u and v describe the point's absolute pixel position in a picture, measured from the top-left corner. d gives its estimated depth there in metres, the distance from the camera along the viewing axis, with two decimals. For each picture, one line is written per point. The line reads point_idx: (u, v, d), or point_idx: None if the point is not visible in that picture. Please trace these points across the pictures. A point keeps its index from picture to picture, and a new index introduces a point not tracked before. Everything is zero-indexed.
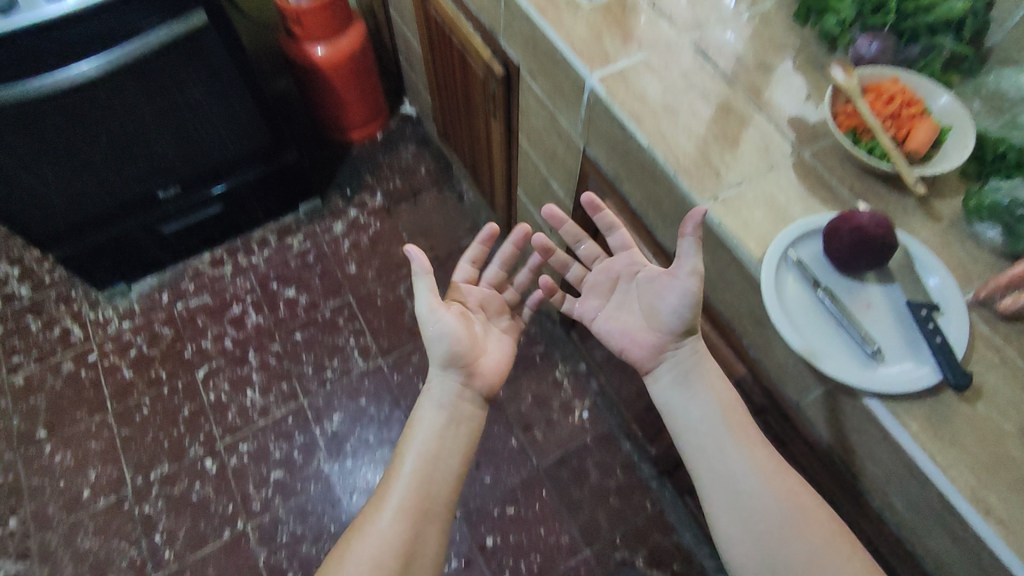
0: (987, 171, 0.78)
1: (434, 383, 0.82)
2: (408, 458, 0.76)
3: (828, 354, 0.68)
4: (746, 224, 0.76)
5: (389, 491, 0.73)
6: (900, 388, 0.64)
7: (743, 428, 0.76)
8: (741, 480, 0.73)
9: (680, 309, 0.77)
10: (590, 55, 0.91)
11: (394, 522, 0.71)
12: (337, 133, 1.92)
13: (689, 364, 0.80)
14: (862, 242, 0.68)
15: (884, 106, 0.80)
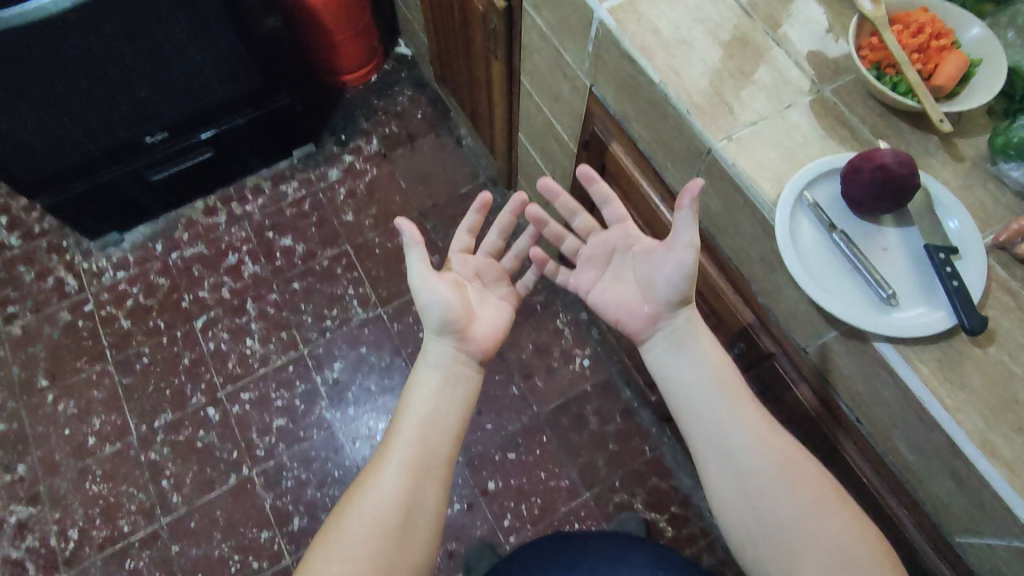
0: (1015, 108, 0.74)
1: (432, 343, 0.80)
2: (405, 417, 0.74)
3: (842, 300, 0.66)
4: (761, 165, 0.73)
5: (387, 451, 0.72)
6: (914, 332, 0.63)
7: (735, 386, 0.73)
8: (734, 438, 0.70)
9: (677, 279, 0.73)
10: None
11: (393, 480, 0.69)
12: (330, 76, 1.85)
13: (683, 324, 0.77)
14: (882, 183, 0.65)
15: (912, 38, 0.75)
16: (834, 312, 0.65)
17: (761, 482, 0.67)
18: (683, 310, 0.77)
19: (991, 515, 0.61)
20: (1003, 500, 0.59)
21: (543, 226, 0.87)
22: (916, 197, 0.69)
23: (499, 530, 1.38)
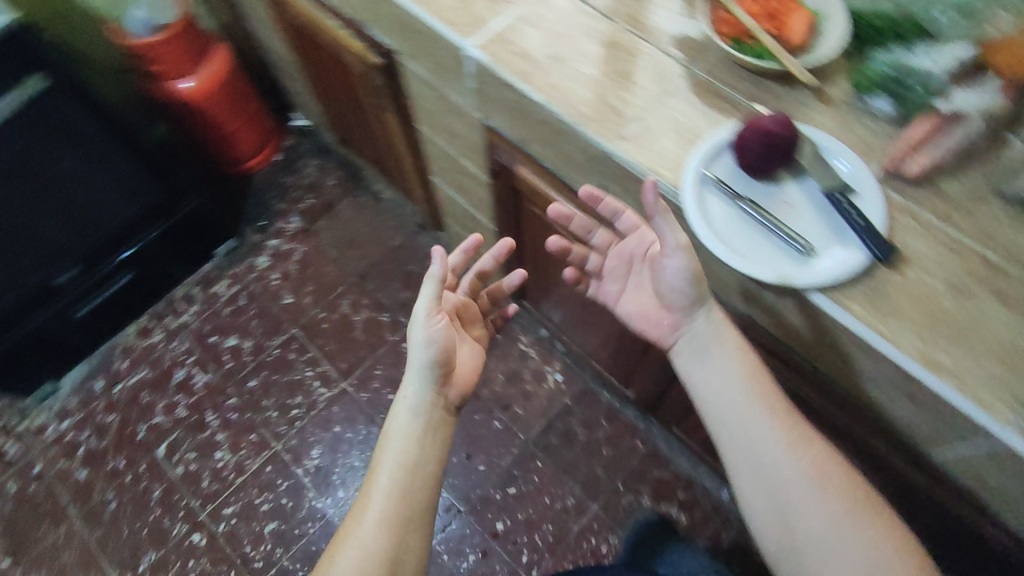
0: (868, 46, 0.79)
1: (409, 380, 0.79)
2: (382, 465, 0.74)
3: (765, 262, 0.69)
4: (658, 156, 0.76)
5: (368, 502, 0.72)
6: (836, 276, 0.66)
7: (761, 398, 0.74)
8: (760, 446, 0.72)
9: (682, 283, 0.74)
10: (462, 24, 0.87)
11: (372, 534, 0.69)
12: (234, 167, 1.82)
13: (705, 330, 0.77)
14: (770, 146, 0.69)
15: (758, 6, 0.80)
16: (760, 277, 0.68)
17: (787, 489, 0.70)
18: (698, 313, 0.77)
19: (952, 424, 0.64)
20: (957, 408, 0.62)
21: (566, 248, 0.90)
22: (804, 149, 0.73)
23: (520, 569, 1.35)
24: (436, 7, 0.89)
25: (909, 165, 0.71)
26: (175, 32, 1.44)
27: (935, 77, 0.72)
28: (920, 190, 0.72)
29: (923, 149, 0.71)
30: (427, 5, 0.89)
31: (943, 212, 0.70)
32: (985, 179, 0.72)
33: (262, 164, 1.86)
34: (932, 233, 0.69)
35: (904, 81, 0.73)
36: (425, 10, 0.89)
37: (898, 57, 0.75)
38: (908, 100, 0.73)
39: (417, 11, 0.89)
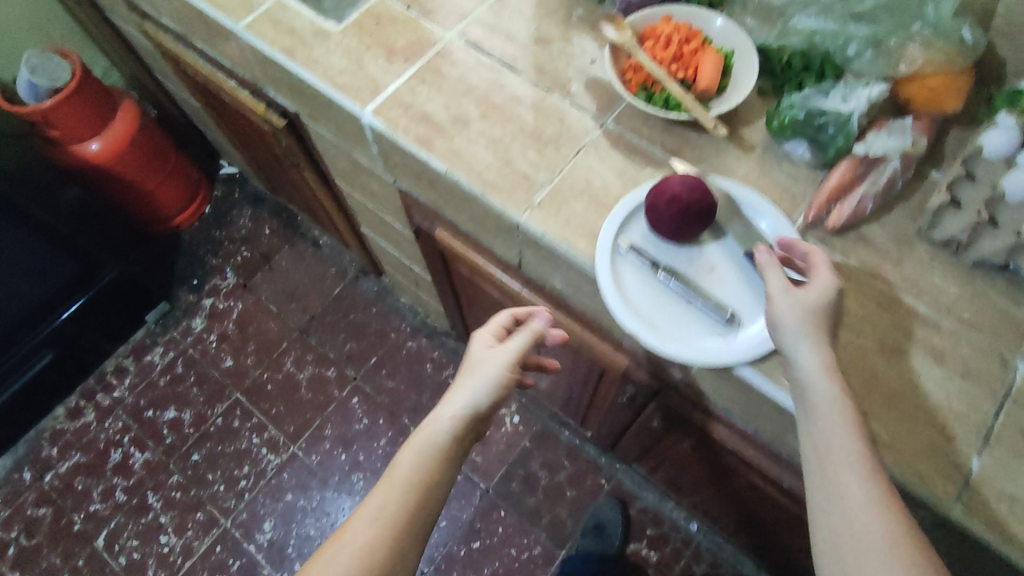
0: (781, 81, 0.75)
1: (464, 380, 0.67)
2: (410, 452, 0.62)
3: (688, 339, 0.66)
4: (570, 224, 0.71)
5: (384, 487, 0.59)
6: (760, 348, 0.63)
7: (857, 455, 0.53)
8: (856, 510, 0.51)
9: (794, 325, 0.58)
10: (356, 88, 0.81)
11: (372, 531, 0.56)
12: (159, 227, 1.72)
13: (805, 362, 0.57)
14: (680, 213, 0.66)
15: (664, 51, 0.75)
16: (683, 356, 0.64)
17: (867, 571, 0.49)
18: (799, 342, 0.58)
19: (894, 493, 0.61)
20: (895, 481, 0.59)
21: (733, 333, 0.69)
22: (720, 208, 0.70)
23: None
24: (328, 70, 0.83)
25: (831, 215, 0.67)
26: (74, 93, 1.34)
27: (850, 117, 0.68)
28: (844, 239, 0.68)
29: (845, 196, 0.67)
30: (317, 69, 0.83)
31: (868, 262, 0.67)
32: (910, 222, 0.68)
33: (191, 219, 1.77)
34: (859, 288, 0.66)
35: (819, 124, 0.68)
36: (316, 74, 0.83)
37: (812, 95, 0.70)
38: (825, 143, 0.69)
39: (307, 77, 0.83)
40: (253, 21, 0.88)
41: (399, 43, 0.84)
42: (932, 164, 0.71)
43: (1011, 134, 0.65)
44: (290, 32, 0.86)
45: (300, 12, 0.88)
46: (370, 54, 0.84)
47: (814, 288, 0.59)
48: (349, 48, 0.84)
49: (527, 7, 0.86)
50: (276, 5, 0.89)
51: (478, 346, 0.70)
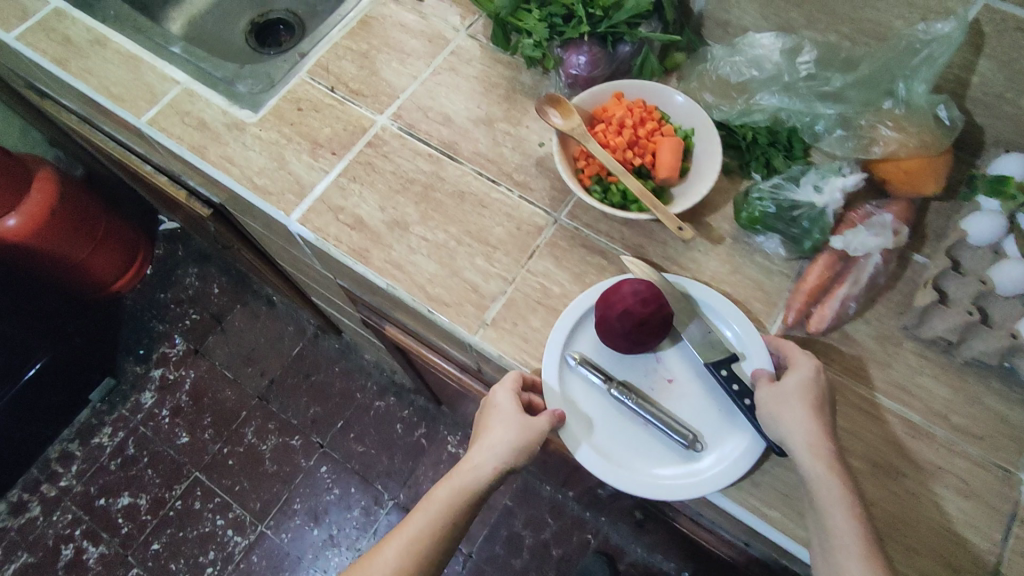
0: (748, 159, 0.69)
1: (494, 431, 0.58)
2: (442, 487, 0.57)
3: (648, 467, 0.59)
4: (528, 343, 0.64)
5: (415, 517, 0.56)
6: (726, 479, 0.57)
7: (858, 538, 0.49)
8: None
9: (781, 408, 0.54)
10: (279, 190, 0.72)
11: (393, 565, 0.54)
12: (95, 295, 1.58)
13: (792, 442, 0.53)
14: (632, 326, 0.59)
15: (618, 136, 0.68)
16: (643, 491, 0.58)
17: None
18: (785, 424, 0.54)
19: None
20: None
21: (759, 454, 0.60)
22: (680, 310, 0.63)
23: None
24: (246, 170, 0.74)
25: (814, 317, 0.62)
26: None
27: (824, 210, 0.63)
28: (827, 342, 0.63)
29: (825, 298, 0.62)
30: (234, 170, 0.74)
31: (855, 367, 0.61)
32: (895, 317, 0.63)
33: (132, 282, 1.64)
34: (849, 398, 0.60)
35: (793, 218, 0.63)
36: (233, 176, 0.74)
37: (780, 183, 0.65)
38: (799, 238, 0.64)
39: (224, 180, 0.74)
40: (157, 113, 0.78)
41: (325, 134, 0.75)
42: (916, 248, 0.65)
43: (996, 220, 0.60)
44: (200, 125, 0.77)
45: (211, 100, 0.78)
46: (292, 147, 0.75)
47: (796, 373, 0.56)
48: (268, 141, 0.75)
49: (465, 83, 0.79)
50: (183, 93, 0.79)
51: (504, 403, 0.59)
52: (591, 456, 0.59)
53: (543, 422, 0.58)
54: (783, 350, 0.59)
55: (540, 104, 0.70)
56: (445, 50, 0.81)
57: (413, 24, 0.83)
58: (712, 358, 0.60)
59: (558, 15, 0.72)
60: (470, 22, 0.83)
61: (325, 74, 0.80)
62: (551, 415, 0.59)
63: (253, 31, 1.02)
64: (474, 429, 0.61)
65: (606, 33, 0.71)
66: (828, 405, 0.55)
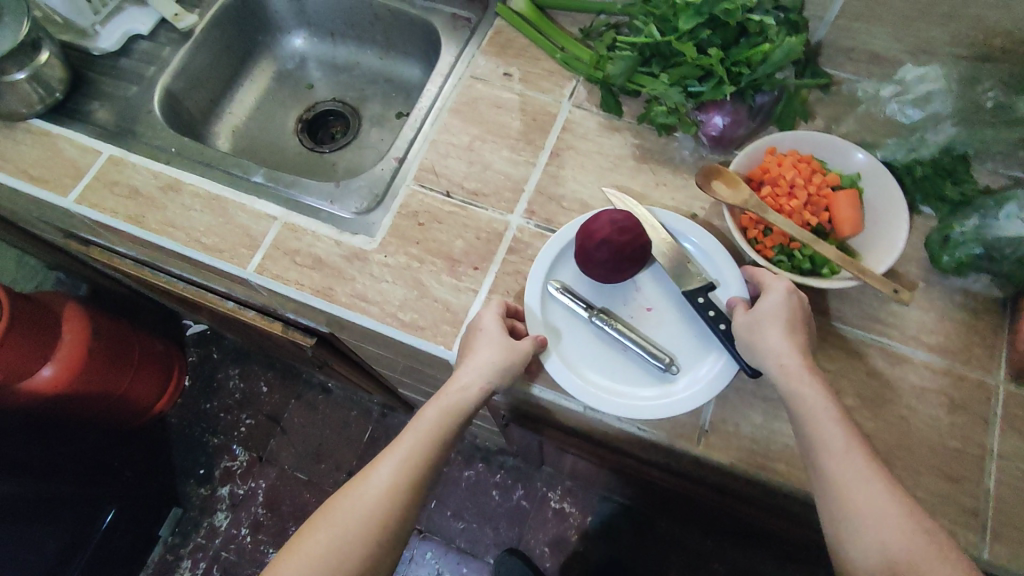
0: (914, 192, 0.66)
1: (481, 353, 0.59)
2: (432, 405, 0.57)
3: (623, 387, 0.62)
4: (758, 444, 0.60)
5: (407, 437, 0.57)
6: (700, 399, 0.60)
7: (841, 434, 0.51)
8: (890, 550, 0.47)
9: (761, 330, 0.56)
10: (432, 322, 0.65)
11: (388, 480, 0.55)
12: (137, 423, 1.45)
13: (768, 362, 0.55)
14: (613, 256, 0.60)
15: (791, 199, 0.64)
16: (617, 409, 0.60)
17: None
18: (758, 346, 0.56)
19: None
20: None
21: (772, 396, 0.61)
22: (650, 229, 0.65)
23: None
24: (386, 305, 0.66)
25: None
26: (12, 326, 1.08)
27: None
28: None
29: None
30: (373, 308, 0.66)
31: None
32: None
33: (172, 400, 1.51)
34: None
35: (1004, 257, 0.59)
36: (373, 314, 0.66)
37: (977, 224, 0.61)
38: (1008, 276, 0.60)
39: (364, 321, 0.66)
40: (263, 258, 0.70)
41: (459, 247, 0.69)
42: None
43: None
44: (317, 264, 0.69)
45: (318, 231, 0.70)
46: (427, 269, 0.68)
47: (771, 297, 0.57)
48: (399, 268, 0.68)
49: (589, 161, 0.73)
50: (284, 229, 0.71)
51: (493, 327, 0.60)
52: (568, 376, 0.61)
53: (528, 345, 0.60)
54: (758, 277, 0.61)
55: (700, 180, 0.66)
56: (555, 126, 0.75)
57: (511, 103, 0.77)
58: (691, 288, 0.63)
59: (689, 75, 0.67)
60: (569, 89, 0.77)
61: (435, 178, 0.73)
62: (532, 340, 0.60)
63: (303, 129, 0.94)
64: (459, 352, 0.62)
65: (747, 86, 0.66)
66: (804, 323, 0.56)
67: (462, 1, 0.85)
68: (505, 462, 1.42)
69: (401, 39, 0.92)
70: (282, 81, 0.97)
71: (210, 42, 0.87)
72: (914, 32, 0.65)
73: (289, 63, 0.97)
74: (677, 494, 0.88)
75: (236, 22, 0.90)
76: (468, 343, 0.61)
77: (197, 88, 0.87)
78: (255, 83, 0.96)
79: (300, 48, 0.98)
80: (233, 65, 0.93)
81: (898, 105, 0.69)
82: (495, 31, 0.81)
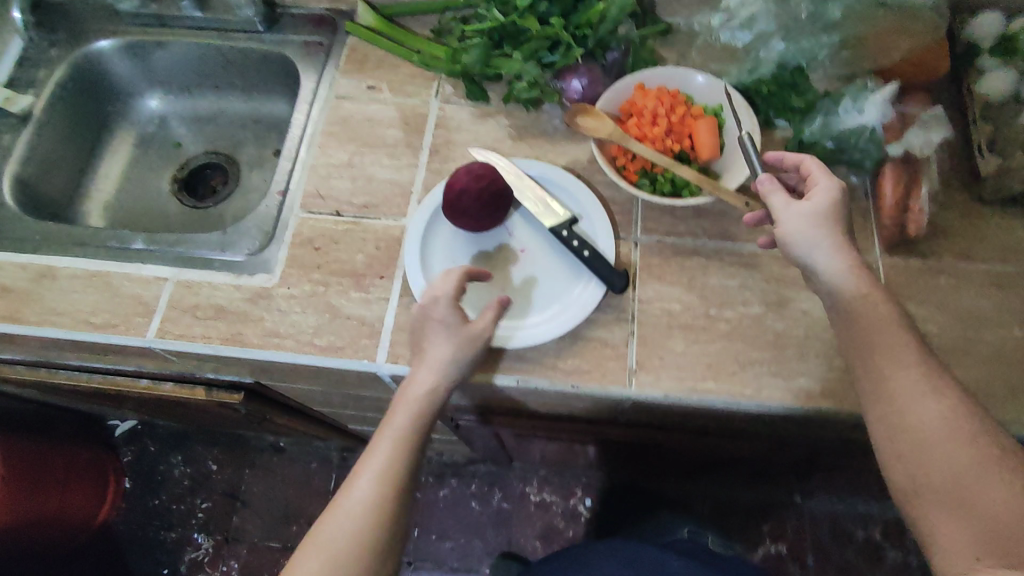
0: (768, 107, 0.71)
1: (437, 346, 0.59)
2: (400, 410, 0.58)
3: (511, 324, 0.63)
4: (684, 370, 0.61)
5: (379, 448, 0.57)
6: (577, 317, 0.62)
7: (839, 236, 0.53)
8: (1006, 539, 0.42)
9: (807, 232, 0.53)
10: (350, 341, 0.65)
11: (371, 490, 0.55)
12: (81, 537, 1.34)
13: (820, 256, 0.53)
14: (477, 204, 0.63)
15: (654, 126, 0.68)
16: (502, 339, 0.62)
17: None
18: (807, 245, 0.53)
19: None
20: None
21: (656, 320, 0.64)
22: (512, 176, 0.68)
23: None
24: (300, 336, 0.65)
25: (915, 217, 0.64)
26: None
27: (874, 127, 0.64)
28: (926, 240, 0.66)
29: (911, 202, 0.65)
30: (289, 341, 0.65)
31: (960, 251, 0.65)
32: (966, 193, 0.67)
33: (115, 504, 1.41)
34: (971, 279, 0.64)
35: (857, 143, 0.65)
36: (290, 347, 0.65)
37: (822, 121, 0.67)
38: (860, 162, 0.67)
39: (282, 357, 0.65)
40: (162, 321, 0.67)
41: (361, 262, 0.68)
42: (958, 126, 0.69)
43: (1007, 74, 0.67)
44: (220, 313, 0.67)
45: (215, 281, 0.69)
46: (335, 290, 0.67)
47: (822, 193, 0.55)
48: (306, 296, 0.67)
49: (467, 150, 0.74)
50: (178, 287, 0.68)
51: (443, 315, 0.60)
52: None
53: (490, 315, 0.61)
54: (807, 169, 0.58)
55: (570, 117, 0.70)
56: (429, 125, 0.76)
57: (381, 113, 0.77)
58: (553, 223, 0.66)
59: (541, 48, 0.70)
60: (434, 88, 0.78)
61: (322, 202, 0.72)
62: (490, 308, 0.62)
63: (180, 189, 0.92)
64: (413, 348, 0.61)
65: (596, 47, 0.70)
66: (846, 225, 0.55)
67: (311, 28, 0.85)
68: (477, 470, 1.41)
69: (260, 77, 0.90)
70: (148, 145, 0.94)
71: (55, 122, 0.83)
72: None
73: (148, 126, 0.94)
74: (638, 450, 0.90)
75: (79, 94, 0.87)
76: (420, 329, 0.60)
77: (53, 173, 0.83)
78: (117, 154, 0.91)
79: (157, 109, 0.94)
80: (89, 140, 0.89)
81: (730, 32, 0.73)
82: (350, 49, 0.82)
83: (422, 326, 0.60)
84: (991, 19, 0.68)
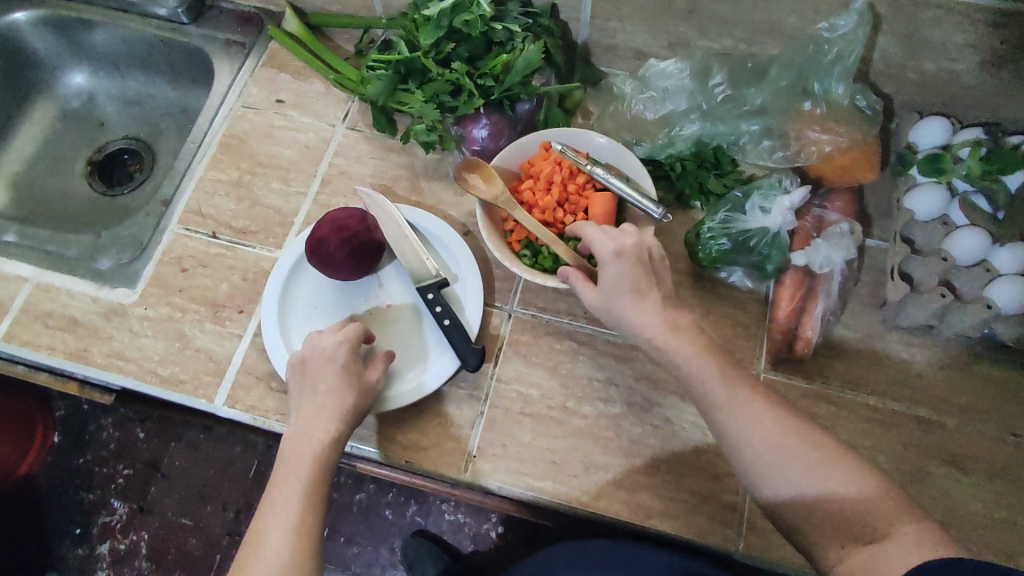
0: (679, 183, 0.64)
1: (329, 390, 0.54)
2: (298, 464, 0.52)
3: None
4: (525, 464, 0.58)
5: (284, 501, 0.50)
6: (423, 391, 0.59)
7: (637, 297, 0.50)
8: (853, 520, 0.42)
9: (614, 314, 0.51)
10: (193, 375, 0.62)
11: (283, 549, 0.48)
12: None
13: (638, 336, 0.50)
14: (343, 253, 0.60)
15: (546, 194, 0.63)
16: None
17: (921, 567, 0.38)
18: (625, 324, 0.51)
19: None
20: None
21: (507, 403, 0.60)
22: (389, 227, 0.63)
23: None
24: (145, 361, 0.63)
25: (805, 335, 0.59)
26: None
27: (778, 232, 0.60)
28: (816, 360, 0.61)
29: (802, 318, 0.59)
30: (132, 365, 0.63)
31: (849, 378, 0.60)
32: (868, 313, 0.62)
33: None
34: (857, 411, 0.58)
35: (755, 246, 0.60)
36: (132, 371, 0.63)
37: (727, 214, 0.61)
38: (760, 265, 0.61)
39: (123, 380, 0.63)
40: (11, 325, 0.65)
41: (224, 292, 0.65)
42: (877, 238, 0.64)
43: (935, 192, 0.60)
44: (70, 325, 0.65)
45: (74, 289, 0.66)
46: (190, 319, 0.64)
47: (607, 271, 0.51)
48: (161, 320, 0.65)
49: (360, 186, 0.70)
50: (35, 290, 0.66)
51: (341, 359, 0.55)
52: None
53: (381, 365, 0.57)
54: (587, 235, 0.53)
55: (460, 171, 0.64)
56: (328, 151, 0.72)
57: (284, 131, 0.73)
58: (423, 282, 0.61)
59: (444, 91, 0.65)
60: (344, 111, 0.74)
61: (201, 220, 0.69)
62: (380, 361, 0.58)
63: (93, 171, 0.89)
64: (296, 395, 0.56)
65: (502, 97, 0.65)
66: (653, 279, 0.51)
67: (237, 25, 0.81)
68: None
69: (187, 68, 0.87)
70: (69, 121, 0.91)
71: None
72: (663, 31, 0.64)
73: (73, 100, 0.91)
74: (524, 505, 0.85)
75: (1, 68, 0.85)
76: (303, 379, 0.55)
77: None
78: (34, 126, 0.89)
79: (83, 85, 0.91)
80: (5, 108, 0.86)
81: (644, 104, 0.68)
82: (270, 55, 0.78)
83: (305, 377, 0.55)
84: (934, 127, 0.62)
